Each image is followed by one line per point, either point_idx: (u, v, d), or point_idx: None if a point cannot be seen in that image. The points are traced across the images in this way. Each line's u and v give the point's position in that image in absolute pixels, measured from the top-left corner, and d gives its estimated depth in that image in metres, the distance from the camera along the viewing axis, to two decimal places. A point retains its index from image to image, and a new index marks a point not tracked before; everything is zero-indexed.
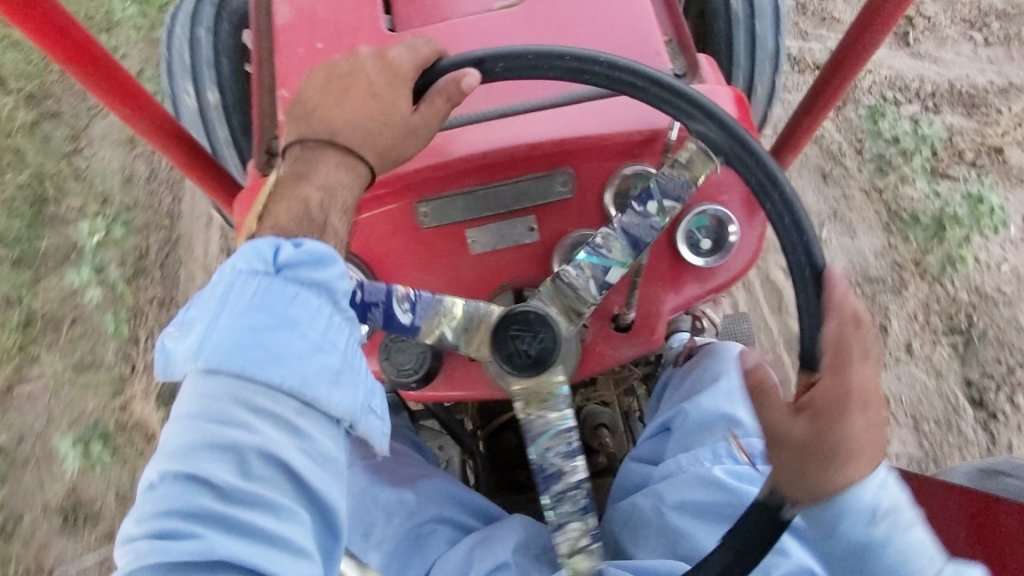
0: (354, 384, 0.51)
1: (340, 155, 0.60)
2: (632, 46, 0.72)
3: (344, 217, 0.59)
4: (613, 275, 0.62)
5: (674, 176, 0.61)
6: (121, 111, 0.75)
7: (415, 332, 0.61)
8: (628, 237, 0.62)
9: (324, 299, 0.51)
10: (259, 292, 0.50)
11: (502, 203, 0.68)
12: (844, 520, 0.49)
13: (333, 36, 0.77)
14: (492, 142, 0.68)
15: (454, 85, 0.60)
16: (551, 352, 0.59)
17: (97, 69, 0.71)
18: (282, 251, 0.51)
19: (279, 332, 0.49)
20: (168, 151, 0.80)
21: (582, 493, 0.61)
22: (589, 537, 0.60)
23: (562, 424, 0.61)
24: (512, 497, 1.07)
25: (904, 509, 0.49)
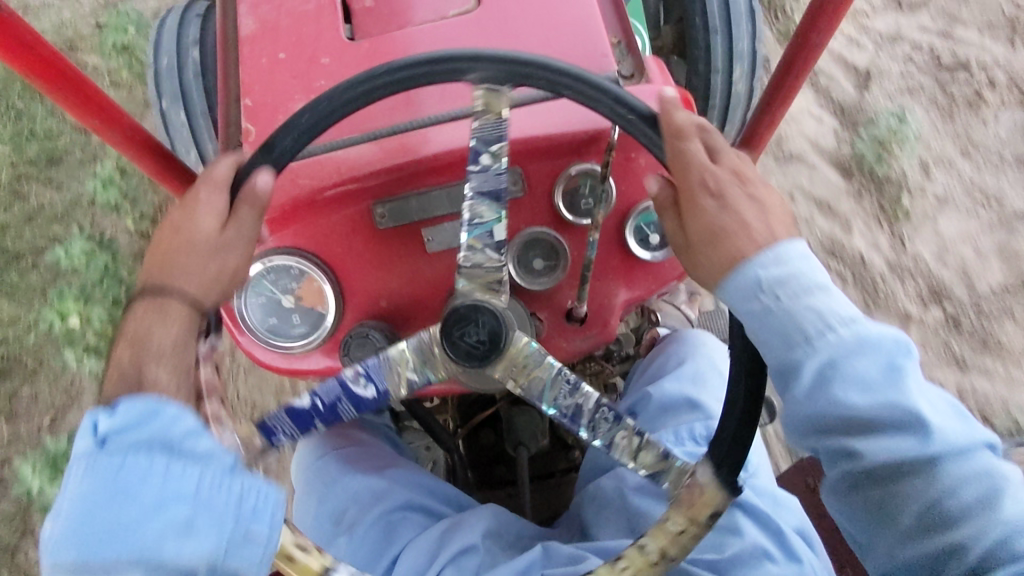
0: (210, 526, 0.50)
1: (152, 299, 0.60)
2: (580, 49, 0.75)
3: (161, 364, 0.57)
4: (500, 233, 0.62)
5: (484, 124, 0.62)
6: (93, 123, 0.79)
7: (386, 395, 0.65)
8: (489, 195, 0.63)
9: (157, 453, 0.50)
10: (88, 471, 0.50)
11: (455, 203, 0.71)
12: (746, 290, 0.56)
13: (294, 45, 0.80)
14: (444, 144, 0.70)
15: (253, 192, 0.62)
16: (498, 338, 0.60)
17: (66, 84, 0.74)
18: (102, 423, 0.51)
19: (112, 505, 0.48)
20: (142, 160, 0.84)
21: (608, 408, 0.63)
22: (638, 434, 0.63)
23: (551, 371, 0.62)
24: (489, 492, 1.12)
25: (813, 276, 0.55)
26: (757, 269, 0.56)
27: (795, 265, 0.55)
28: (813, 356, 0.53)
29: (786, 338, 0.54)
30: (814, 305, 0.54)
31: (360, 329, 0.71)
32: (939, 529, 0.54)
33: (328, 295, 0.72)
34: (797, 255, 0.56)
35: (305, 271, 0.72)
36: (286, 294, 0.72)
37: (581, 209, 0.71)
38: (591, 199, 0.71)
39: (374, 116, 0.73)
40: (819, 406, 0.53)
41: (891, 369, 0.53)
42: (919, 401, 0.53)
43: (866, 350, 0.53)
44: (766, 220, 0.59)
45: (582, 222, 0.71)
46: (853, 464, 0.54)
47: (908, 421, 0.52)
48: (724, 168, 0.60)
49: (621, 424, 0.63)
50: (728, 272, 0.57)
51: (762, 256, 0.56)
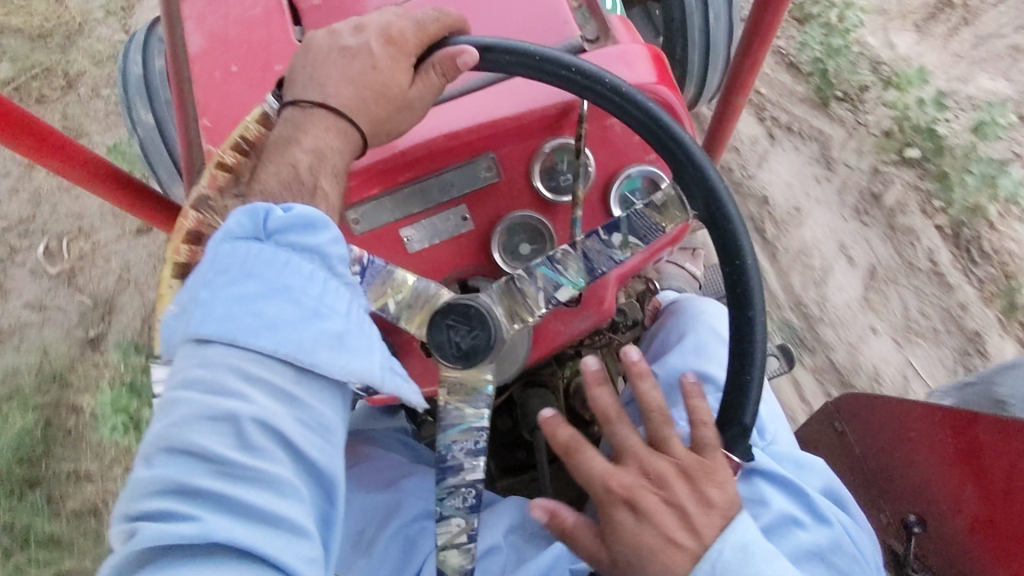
0: (357, 348, 0.51)
1: (335, 117, 0.61)
2: (539, 18, 0.72)
3: (335, 180, 0.60)
4: (563, 293, 0.61)
5: (643, 213, 0.60)
6: (52, 165, 0.76)
7: (359, 297, 0.60)
8: (586, 263, 0.61)
9: (318, 263, 0.51)
10: (251, 257, 0.50)
11: (430, 197, 0.69)
12: None
13: (245, 55, 0.77)
14: (411, 138, 0.67)
15: (451, 61, 0.62)
16: (472, 355, 0.59)
17: (17, 128, 0.72)
18: (274, 215, 0.51)
19: (273, 298, 0.49)
20: (110, 194, 0.82)
21: (474, 491, 0.61)
22: (467, 536, 0.61)
23: (475, 422, 0.61)
24: (512, 479, 1.10)
25: (762, 571, 0.54)
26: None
27: (743, 569, 0.54)
28: None
29: None
30: (762, 570, 0.54)
31: None
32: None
33: None
34: (733, 551, 0.55)
35: None
36: None
37: (560, 186, 0.69)
38: (570, 174, 0.68)
39: None
40: None
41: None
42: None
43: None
44: (694, 530, 0.55)
45: (563, 200, 0.69)
46: None
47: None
48: (630, 468, 0.58)
49: (469, 515, 0.61)
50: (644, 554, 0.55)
51: (701, 572, 0.54)
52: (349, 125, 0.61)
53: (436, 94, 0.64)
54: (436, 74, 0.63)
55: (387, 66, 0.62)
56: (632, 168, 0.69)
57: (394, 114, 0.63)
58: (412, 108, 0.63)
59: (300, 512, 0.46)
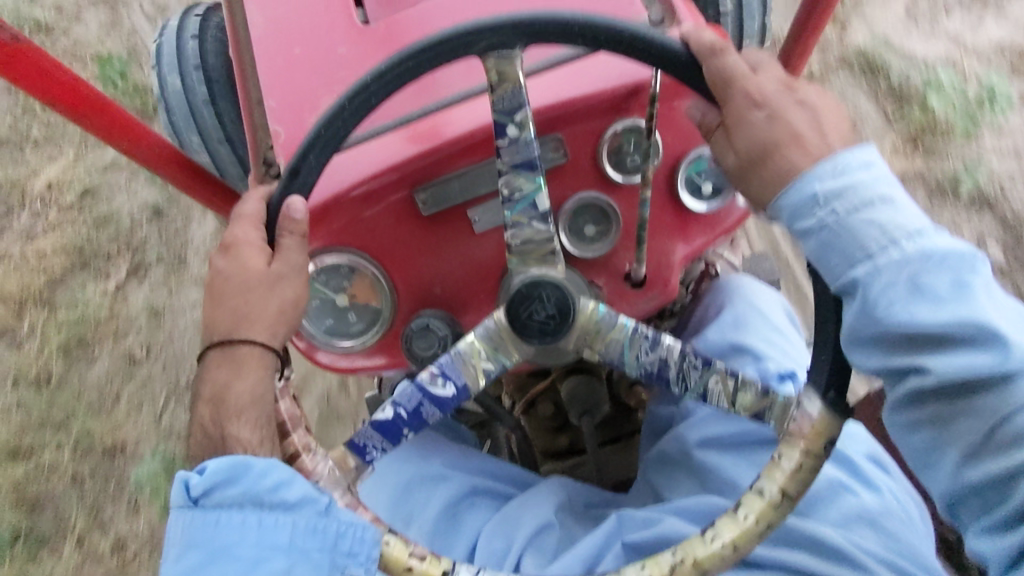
0: (312, 575, 0.47)
1: (220, 352, 0.60)
2: (606, 1, 0.73)
3: (241, 420, 0.56)
4: (543, 202, 0.61)
5: (504, 96, 0.59)
6: (122, 146, 0.78)
7: (466, 390, 0.60)
8: (525, 166, 0.60)
9: (249, 508, 0.47)
10: (188, 528, 0.48)
11: (499, 178, 0.69)
12: (802, 206, 0.54)
13: (309, 38, 0.78)
14: (481, 119, 0.68)
15: (289, 221, 0.62)
16: (563, 326, 0.59)
17: (91, 109, 0.73)
18: (192, 483, 0.48)
19: (213, 565, 0.46)
20: (174, 176, 0.83)
21: (694, 354, 0.59)
22: (733, 376, 0.57)
23: (625, 331, 0.60)
24: (555, 463, 1.11)
25: (880, 185, 0.52)
26: (813, 184, 0.54)
27: (855, 174, 0.52)
28: (872, 273, 0.50)
29: (847, 248, 0.51)
30: (870, 189, 0.51)
31: (420, 320, 0.70)
32: (984, 391, 0.48)
33: (382, 290, 0.71)
34: (857, 163, 0.53)
35: (356, 268, 0.70)
36: (340, 294, 0.70)
37: (628, 166, 0.69)
38: (638, 155, 0.69)
39: (397, 105, 0.72)
40: (889, 317, 0.49)
41: (958, 283, 0.48)
42: (983, 303, 0.48)
43: (933, 264, 0.49)
44: (821, 131, 0.57)
45: (633, 179, 0.69)
46: (922, 382, 0.49)
47: (975, 329, 0.47)
48: (767, 79, 0.60)
49: (713, 368, 0.58)
50: (782, 187, 0.56)
51: (820, 169, 0.54)
52: (236, 348, 0.60)
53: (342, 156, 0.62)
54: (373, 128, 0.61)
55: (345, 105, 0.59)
56: (700, 148, 0.69)
57: (268, 288, 0.62)
58: (287, 279, 0.63)
59: None
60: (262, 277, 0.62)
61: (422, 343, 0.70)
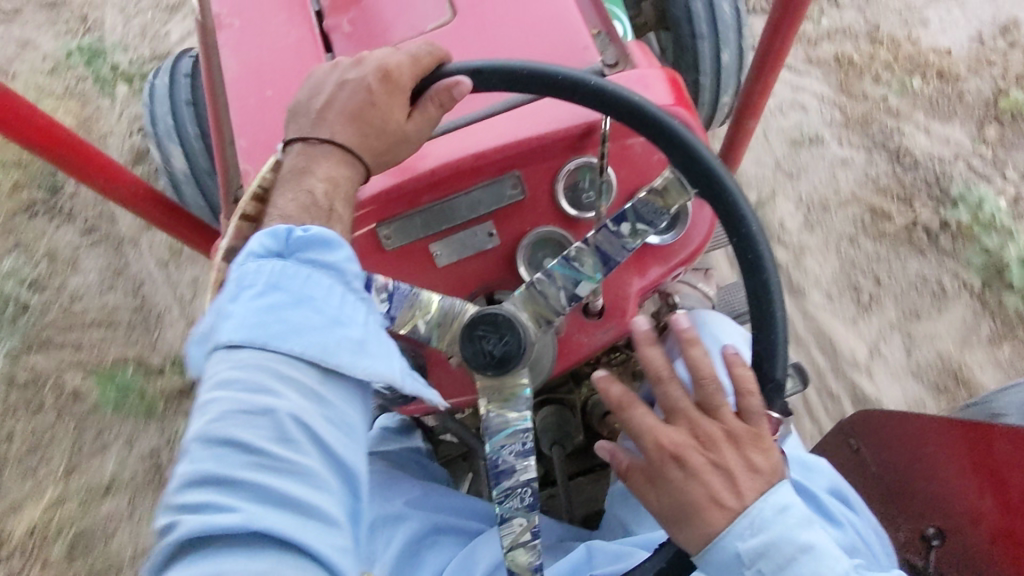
0: (380, 352, 0.51)
1: (339, 151, 0.61)
2: (563, 44, 0.76)
3: (348, 204, 0.60)
4: (584, 289, 0.64)
5: (647, 202, 0.62)
6: (96, 184, 0.80)
7: (389, 323, 0.63)
8: (601, 254, 0.63)
9: (337, 277, 0.51)
10: (274, 272, 0.49)
11: (458, 214, 0.71)
12: (726, 565, 0.54)
13: (281, 81, 0.81)
14: (441, 159, 0.70)
15: (446, 94, 0.62)
16: (501, 366, 0.61)
17: (66, 150, 0.76)
18: (296, 232, 0.51)
19: (296, 307, 0.48)
20: (149, 212, 0.85)
21: (530, 491, 0.63)
22: (531, 534, 0.62)
23: (519, 423, 0.63)
24: None
25: (800, 534, 0.53)
26: (733, 541, 0.53)
27: (776, 528, 0.53)
28: None
29: None
30: (796, 536, 0.53)
31: None
32: None
33: None
34: (772, 510, 0.54)
35: None
36: None
37: (583, 203, 0.71)
38: (593, 192, 0.71)
39: None
40: None
41: None
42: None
43: None
44: (738, 490, 0.55)
45: (587, 215, 0.72)
46: None
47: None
48: (681, 426, 0.57)
49: (528, 513, 0.62)
50: (700, 545, 0.55)
51: (736, 527, 0.54)
52: (355, 158, 0.61)
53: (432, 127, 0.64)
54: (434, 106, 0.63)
55: (384, 103, 0.62)
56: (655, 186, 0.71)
57: (392, 144, 0.63)
58: (410, 142, 0.64)
59: (334, 503, 0.45)
60: (399, 129, 0.63)
61: None
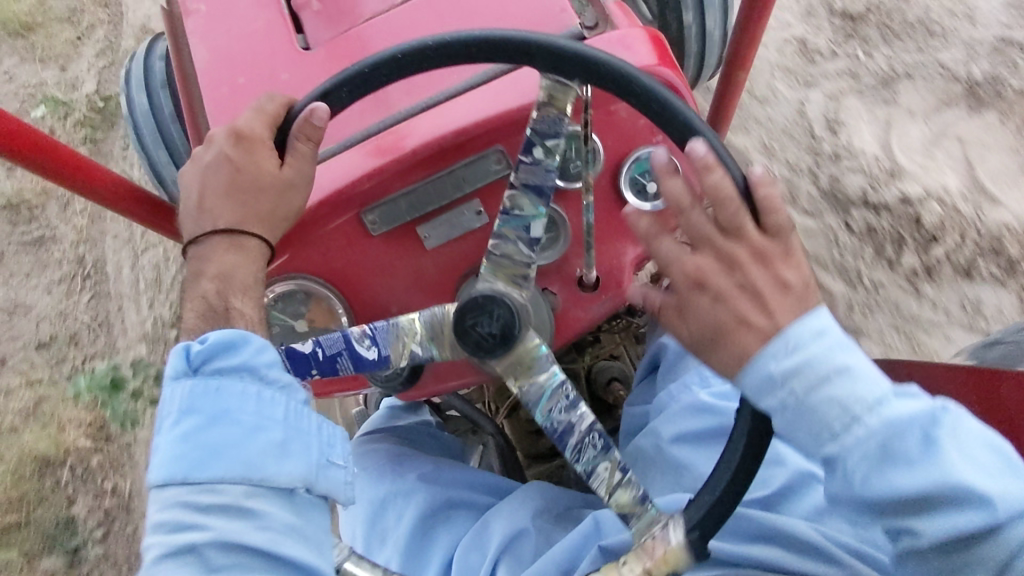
0: (302, 450, 0.57)
1: (227, 239, 0.64)
2: (540, 9, 0.74)
3: (246, 297, 0.63)
4: (537, 230, 0.63)
5: (543, 117, 0.60)
6: (75, 185, 0.78)
7: (386, 362, 0.64)
8: (534, 189, 0.62)
9: (248, 379, 0.56)
10: (186, 395, 0.55)
11: (443, 194, 0.69)
12: (760, 386, 0.54)
13: (253, 68, 0.79)
14: (421, 138, 0.68)
15: (308, 125, 0.63)
16: (499, 349, 0.60)
17: (39, 152, 0.74)
18: (194, 349, 0.56)
19: (212, 429, 0.54)
20: (133, 210, 0.83)
21: (598, 434, 0.62)
22: (621, 470, 0.61)
23: (553, 380, 0.62)
24: (541, 466, 1.11)
25: (835, 357, 0.52)
26: (767, 363, 0.53)
27: (808, 350, 0.52)
28: (847, 449, 0.52)
29: (812, 427, 0.52)
30: (831, 358, 0.52)
31: None
32: (976, 541, 0.51)
33: (340, 314, 0.72)
34: (810, 334, 0.53)
35: (312, 292, 0.72)
36: (298, 319, 0.73)
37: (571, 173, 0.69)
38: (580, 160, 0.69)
39: (346, 124, 0.73)
40: (873, 489, 0.51)
41: (927, 441, 0.51)
42: (948, 457, 0.50)
43: (901, 431, 0.51)
44: (766, 308, 0.55)
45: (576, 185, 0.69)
46: (913, 540, 0.53)
47: (946, 490, 0.50)
48: (705, 252, 0.58)
49: (608, 455, 0.61)
50: (738, 369, 0.55)
51: (771, 347, 0.53)
52: (243, 238, 0.64)
53: (313, 160, 0.65)
54: (303, 143, 0.64)
55: (247, 163, 0.64)
56: (640, 151, 0.69)
57: (278, 193, 0.64)
58: (296, 188, 0.65)
59: None
60: (275, 179, 0.64)
61: (380, 366, 0.70)
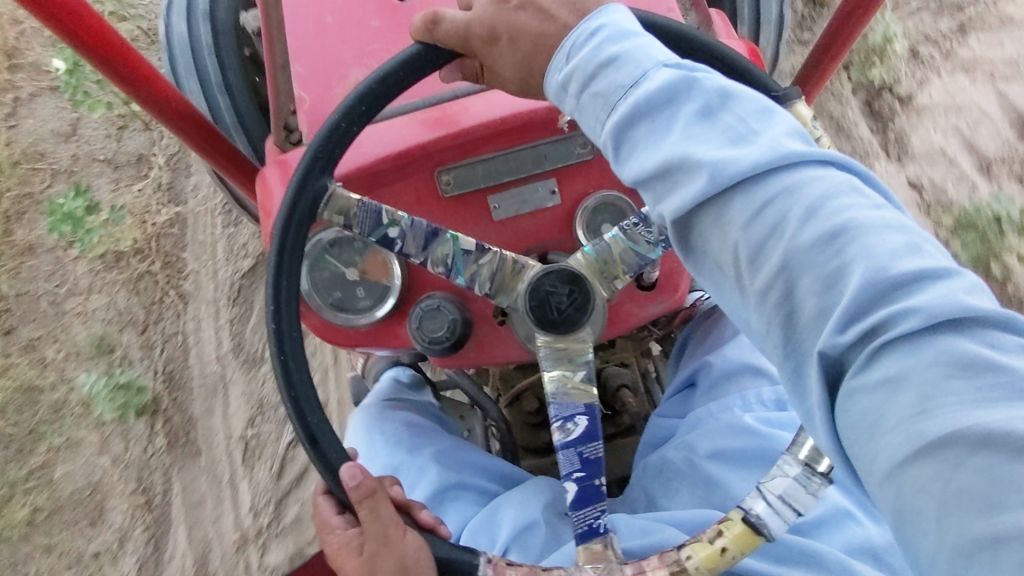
0: None
1: None
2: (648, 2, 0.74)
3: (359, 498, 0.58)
4: (467, 242, 0.64)
5: (362, 211, 0.64)
6: (135, 95, 0.75)
7: (592, 406, 0.61)
8: (429, 236, 0.64)
9: None
10: None
11: (523, 167, 0.69)
12: (582, 42, 0.53)
13: (341, 7, 0.77)
14: (507, 107, 0.68)
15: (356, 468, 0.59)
16: (587, 303, 0.60)
17: (111, 52, 0.71)
18: None
19: None
20: (181, 135, 0.80)
21: None
22: None
23: (616, 239, 0.63)
24: (535, 459, 1.08)
25: (645, 61, 0.49)
26: (589, 34, 0.53)
27: (633, 36, 0.51)
28: (659, 140, 0.46)
29: (623, 81, 0.49)
30: (642, 61, 0.49)
31: (430, 301, 0.69)
32: (824, 246, 0.39)
33: (395, 268, 0.70)
34: (616, 27, 0.52)
35: (370, 243, 0.70)
36: (350, 268, 0.70)
37: None
38: None
39: (428, 85, 0.73)
40: (670, 148, 0.45)
41: (754, 116, 0.45)
42: (698, 139, 0.45)
43: (698, 90, 0.46)
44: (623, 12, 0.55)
45: None
46: (766, 236, 0.41)
47: (682, 163, 0.44)
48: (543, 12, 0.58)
49: None
50: (555, 51, 0.55)
51: (583, 22, 0.54)
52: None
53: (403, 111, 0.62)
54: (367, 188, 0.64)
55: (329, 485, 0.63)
56: None
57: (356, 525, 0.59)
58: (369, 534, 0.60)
59: None
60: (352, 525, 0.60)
61: (430, 325, 0.69)
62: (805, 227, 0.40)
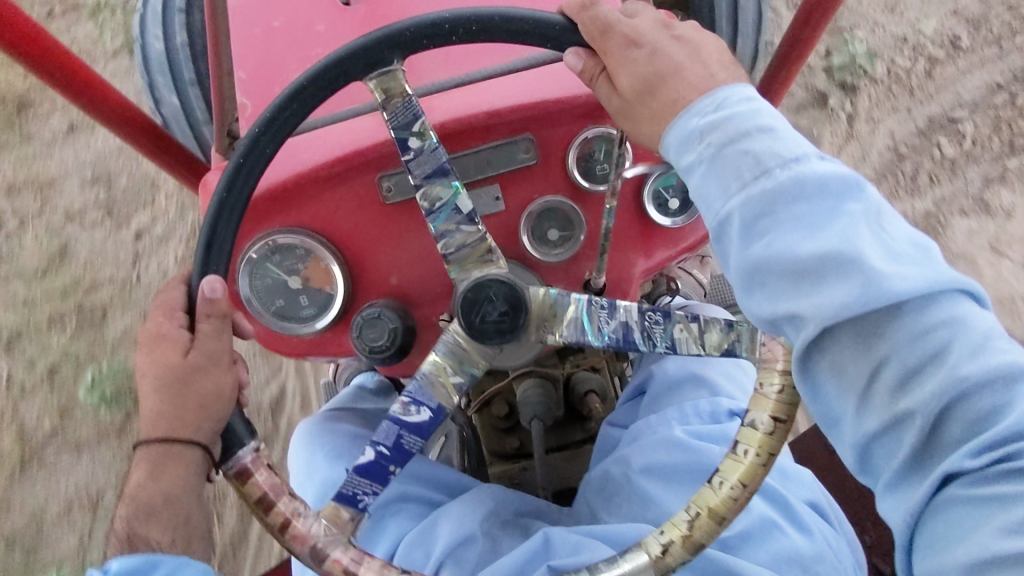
0: None
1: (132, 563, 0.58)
2: None
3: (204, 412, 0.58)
4: (465, 203, 0.61)
5: (392, 111, 0.59)
6: (79, 101, 0.74)
7: (441, 411, 0.61)
8: (436, 173, 0.61)
9: None
10: None
11: (464, 172, 0.68)
12: (735, 101, 0.50)
13: (289, 13, 0.76)
14: (449, 112, 0.67)
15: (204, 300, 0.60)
16: (509, 331, 0.59)
17: (48, 57, 0.70)
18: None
19: None
20: (131, 140, 0.79)
21: (654, 312, 0.61)
22: (695, 320, 0.60)
23: (580, 306, 0.61)
24: (503, 466, 1.08)
25: (802, 144, 0.47)
26: (739, 98, 0.50)
27: (781, 115, 0.49)
28: (810, 231, 0.44)
29: (774, 154, 0.46)
30: (795, 140, 0.47)
31: (371, 310, 0.68)
32: (984, 385, 0.40)
33: (337, 275, 0.69)
34: (763, 104, 0.50)
35: (312, 251, 0.68)
36: (293, 275, 0.69)
37: (596, 175, 0.69)
38: (607, 164, 0.69)
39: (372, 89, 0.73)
40: (824, 240, 0.43)
41: (906, 238, 0.44)
42: (866, 241, 0.43)
43: (857, 192, 0.45)
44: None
45: (598, 189, 0.69)
46: (925, 359, 0.41)
47: (847, 263, 0.42)
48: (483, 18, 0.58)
49: (674, 319, 0.60)
50: (704, 95, 0.52)
51: (737, 86, 0.51)
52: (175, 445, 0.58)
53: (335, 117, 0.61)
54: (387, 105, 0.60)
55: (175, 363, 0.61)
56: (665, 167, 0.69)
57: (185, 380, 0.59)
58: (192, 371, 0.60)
59: None
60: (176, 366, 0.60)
61: (371, 333, 0.68)
62: (967, 361, 0.40)
